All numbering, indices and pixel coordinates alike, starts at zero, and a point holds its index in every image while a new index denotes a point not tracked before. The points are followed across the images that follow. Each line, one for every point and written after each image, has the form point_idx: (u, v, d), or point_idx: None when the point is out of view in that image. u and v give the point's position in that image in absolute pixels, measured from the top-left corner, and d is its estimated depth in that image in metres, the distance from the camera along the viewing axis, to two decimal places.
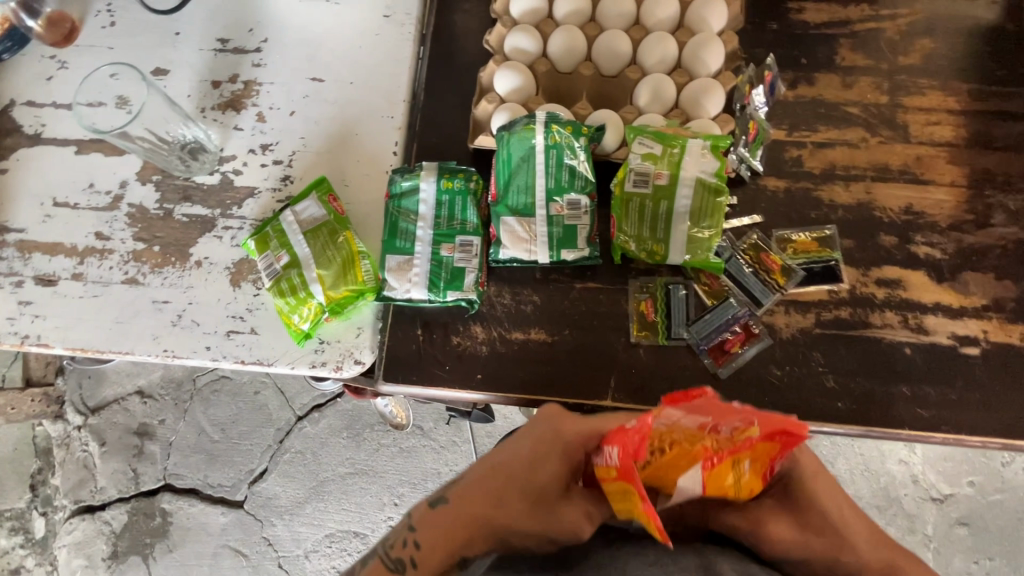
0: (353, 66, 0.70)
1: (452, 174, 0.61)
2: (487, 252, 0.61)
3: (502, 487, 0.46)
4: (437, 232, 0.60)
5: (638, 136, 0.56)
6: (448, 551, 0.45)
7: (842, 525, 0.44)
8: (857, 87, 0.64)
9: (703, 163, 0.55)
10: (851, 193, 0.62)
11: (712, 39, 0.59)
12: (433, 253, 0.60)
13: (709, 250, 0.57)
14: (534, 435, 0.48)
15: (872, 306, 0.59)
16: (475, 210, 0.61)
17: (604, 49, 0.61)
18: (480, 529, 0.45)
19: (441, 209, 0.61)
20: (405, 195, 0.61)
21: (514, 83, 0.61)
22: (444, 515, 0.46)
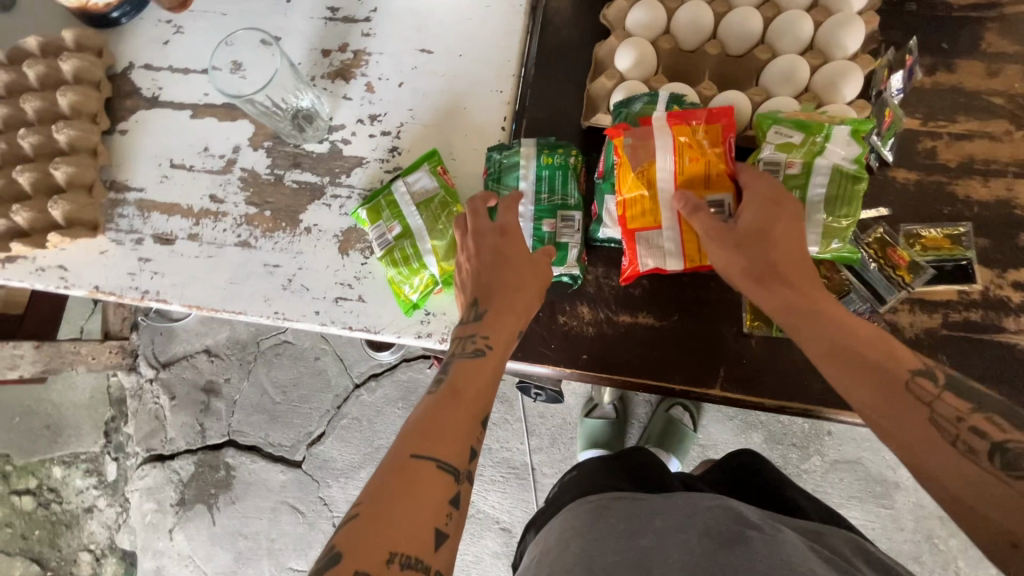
0: (462, 38, 0.70)
1: (552, 149, 0.60)
2: (587, 230, 0.61)
3: (501, 261, 0.54)
4: (538, 207, 0.59)
5: (774, 124, 0.54)
6: (503, 322, 0.52)
7: (796, 285, 0.50)
8: (1002, 75, 0.60)
9: (845, 150, 0.53)
10: (990, 189, 0.58)
11: (853, 19, 0.56)
12: (534, 228, 0.59)
13: (843, 240, 0.54)
14: (504, 230, 0.56)
15: (1007, 311, 0.56)
16: (576, 184, 0.60)
17: (734, 27, 0.58)
18: (520, 300, 0.54)
19: (541, 183, 0.59)
20: (505, 170, 0.60)
21: (637, 60, 0.59)
22: (460, 370, 0.49)
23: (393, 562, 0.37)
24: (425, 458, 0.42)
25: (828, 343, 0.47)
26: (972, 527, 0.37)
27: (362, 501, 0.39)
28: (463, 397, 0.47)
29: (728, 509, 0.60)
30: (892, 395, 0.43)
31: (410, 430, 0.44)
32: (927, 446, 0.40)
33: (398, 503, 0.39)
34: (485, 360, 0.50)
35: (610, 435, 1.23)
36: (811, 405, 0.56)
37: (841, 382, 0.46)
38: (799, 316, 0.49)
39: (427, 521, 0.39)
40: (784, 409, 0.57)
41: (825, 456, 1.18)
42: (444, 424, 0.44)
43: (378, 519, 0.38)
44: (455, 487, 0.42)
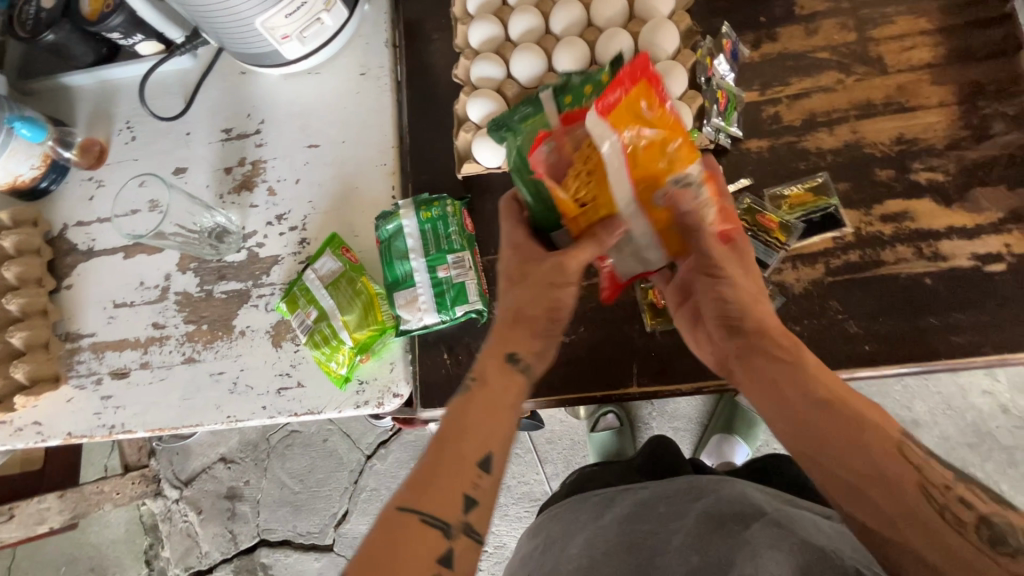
0: (342, 126, 0.76)
1: (429, 204, 0.65)
2: (478, 262, 0.65)
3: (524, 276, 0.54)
4: (429, 257, 0.64)
5: None
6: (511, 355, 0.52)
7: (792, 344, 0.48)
8: (822, 31, 0.64)
9: None
10: (837, 136, 0.61)
11: (664, 22, 0.61)
12: (431, 278, 0.63)
13: None
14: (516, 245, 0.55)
15: (882, 244, 0.58)
16: (456, 226, 0.65)
17: (563, 57, 0.63)
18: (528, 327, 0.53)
19: (426, 236, 0.64)
20: (393, 236, 0.66)
21: (487, 108, 0.64)
22: (453, 416, 0.49)
23: None
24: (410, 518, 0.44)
25: (823, 399, 0.44)
26: None
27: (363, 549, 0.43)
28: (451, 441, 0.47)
29: (740, 495, 0.59)
30: (890, 466, 0.40)
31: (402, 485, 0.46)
32: (910, 521, 0.38)
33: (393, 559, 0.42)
34: (483, 395, 0.50)
35: (622, 444, 1.21)
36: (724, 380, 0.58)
37: (824, 445, 0.42)
38: (769, 379, 0.46)
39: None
40: (702, 389, 0.59)
41: None
42: (433, 480, 0.46)
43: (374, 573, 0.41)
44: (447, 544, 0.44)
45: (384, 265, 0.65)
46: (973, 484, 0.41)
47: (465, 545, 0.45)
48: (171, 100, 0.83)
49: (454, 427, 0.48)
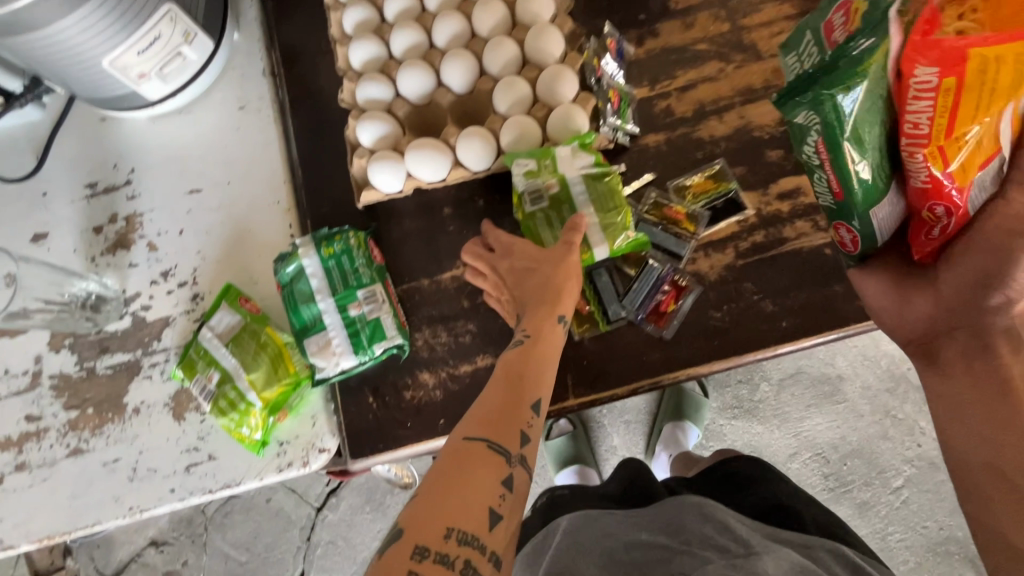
0: (224, 166, 0.70)
1: (330, 239, 0.60)
2: (392, 293, 0.61)
3: (523, 276, 0.55)
4: (337, 296, 0.59)
5: (513, 159, 0.58)
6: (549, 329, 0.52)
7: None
8: (698, 24, 0.66)
9: (578, 161, 0.58)
10: (727, 123, 0.63)
11: (546, 27, 0.61)
12: (343, 318, 0.59)
13: (626, 232, 0.58)
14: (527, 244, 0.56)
15: (782, 222, 0.60)
16: (363, 259, 0.60)
17: (451, 70, 0.61)
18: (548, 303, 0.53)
19: (332, 274, 0.60)
20: (295, 278, 0.60)
21: (378, 131, 0.61)
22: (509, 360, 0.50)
23: (452, 537, 0.37)
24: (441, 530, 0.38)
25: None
26: None
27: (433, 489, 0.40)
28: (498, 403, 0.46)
29: (723, 528, 0.58)
30: None
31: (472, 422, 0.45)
32: None
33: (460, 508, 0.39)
34: (529, 356, 0.50)
35: (577, 448, 1.20)
36: (657, 375, 0.58)
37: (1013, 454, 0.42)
38: (1010, 393, 0.43)
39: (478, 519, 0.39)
40: (639, 389, 0.58)
41: (771, 378, 1.22)
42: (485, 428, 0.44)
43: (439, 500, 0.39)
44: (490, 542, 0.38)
45: (289, 312, 0.60)
46: None
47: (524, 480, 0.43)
48: (19, 158, 0.73)
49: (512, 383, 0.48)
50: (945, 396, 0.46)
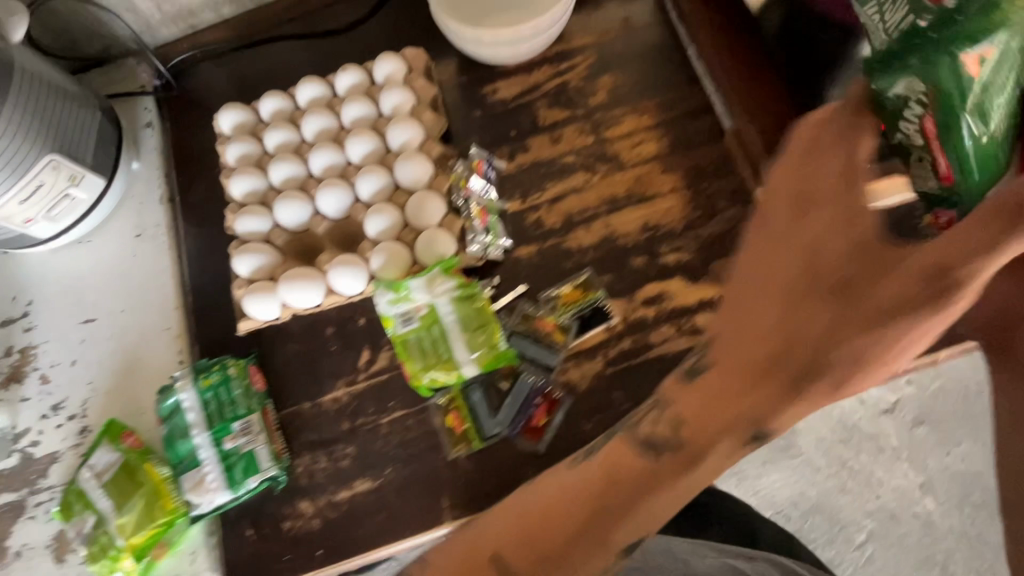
0: (120, 294, 0.71)
1: (208, 370, 0.61)
2: (271, 421, 0.61)
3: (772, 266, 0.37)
4: (212, 430, 0.59)
5: (377, 287, 0.60)
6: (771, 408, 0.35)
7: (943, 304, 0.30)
8: (565, 137, 0.69)
9: (442, 285, 0.60)
10: (593, 232, 0.65)
11: (412, 155, 0.64)
12: (218, 452, 0.59)
13: (492, 349, 0.59)
14: (848, 173, 0.36)
15: (648, 327, 0.61)
16: (240, 390, 0.61)
17: (324, 201, 0.64)
18: (765, 370, 0.36)
19: (209, 407, 0.60)
20: (174, 411, 0.61)
21: (255, 262, 0.63)
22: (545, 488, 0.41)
23: None
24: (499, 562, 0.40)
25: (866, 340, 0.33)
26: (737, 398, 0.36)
27: (483, 519, 0.42)
28: (661, 502, 0.38)
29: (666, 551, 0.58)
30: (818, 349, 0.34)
31: (537, 486, 0.42)
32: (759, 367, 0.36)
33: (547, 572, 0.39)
34: (667, 476, 0.38)
35: None
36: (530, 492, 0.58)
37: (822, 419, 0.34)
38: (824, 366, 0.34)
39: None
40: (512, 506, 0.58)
41: None
42: (643, 525, 0.38)
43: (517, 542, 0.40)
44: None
45: (168, 447, 0.61)
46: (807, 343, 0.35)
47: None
48: None
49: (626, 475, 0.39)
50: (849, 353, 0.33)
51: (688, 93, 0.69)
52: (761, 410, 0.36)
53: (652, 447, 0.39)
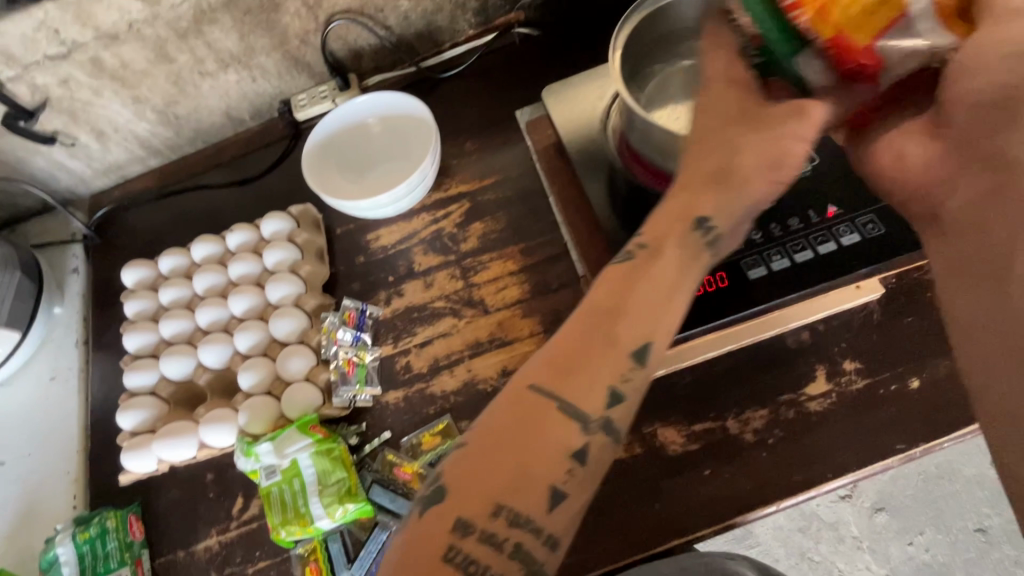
0: (30, 435, 0.77)
1: (86, 524, 0.65)
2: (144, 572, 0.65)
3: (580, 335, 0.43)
4: None
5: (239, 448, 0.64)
6: (755, 148, 0.46)
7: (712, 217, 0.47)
8: (436, 283, 0.74)
9: (300, 441, 0.62)
10: (456, 377, 0.69)
11: (286, 310, 0.70)
12: None
13: (345, 504, 0.61)
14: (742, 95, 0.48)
15: None
16: (115, 543, 0.64)
17: (205, 355, 0.69)
18: (613, 312, 0.43)
19: (83, 561, 0.63)
20: (53, 564, 0.64)
21: (138, 416, 0.67)
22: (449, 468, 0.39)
23: (502, 523, 0.38)
24: (549, 390, 0.40)
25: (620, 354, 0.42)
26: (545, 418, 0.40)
27: (464, 449, 0.40)
28: (649, 287, 0.44)
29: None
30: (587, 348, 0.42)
31: (455, 469, 0.39)
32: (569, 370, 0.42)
33: (519, 477, 0.38)
34: (525, 441, 0.39)
35: None
36: None
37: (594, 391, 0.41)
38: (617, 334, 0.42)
39: (537, 500, 0.38)
40: None
41: None
42: (651, 323, 0.43)
43: (484, 470, 0.38)
44: (583, 438, 0.41)
45: None
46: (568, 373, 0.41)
47: (598, 448, 0.41)
48: None
49: (614, 297, 0.44)
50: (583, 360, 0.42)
51: (550, 238, 0.74)
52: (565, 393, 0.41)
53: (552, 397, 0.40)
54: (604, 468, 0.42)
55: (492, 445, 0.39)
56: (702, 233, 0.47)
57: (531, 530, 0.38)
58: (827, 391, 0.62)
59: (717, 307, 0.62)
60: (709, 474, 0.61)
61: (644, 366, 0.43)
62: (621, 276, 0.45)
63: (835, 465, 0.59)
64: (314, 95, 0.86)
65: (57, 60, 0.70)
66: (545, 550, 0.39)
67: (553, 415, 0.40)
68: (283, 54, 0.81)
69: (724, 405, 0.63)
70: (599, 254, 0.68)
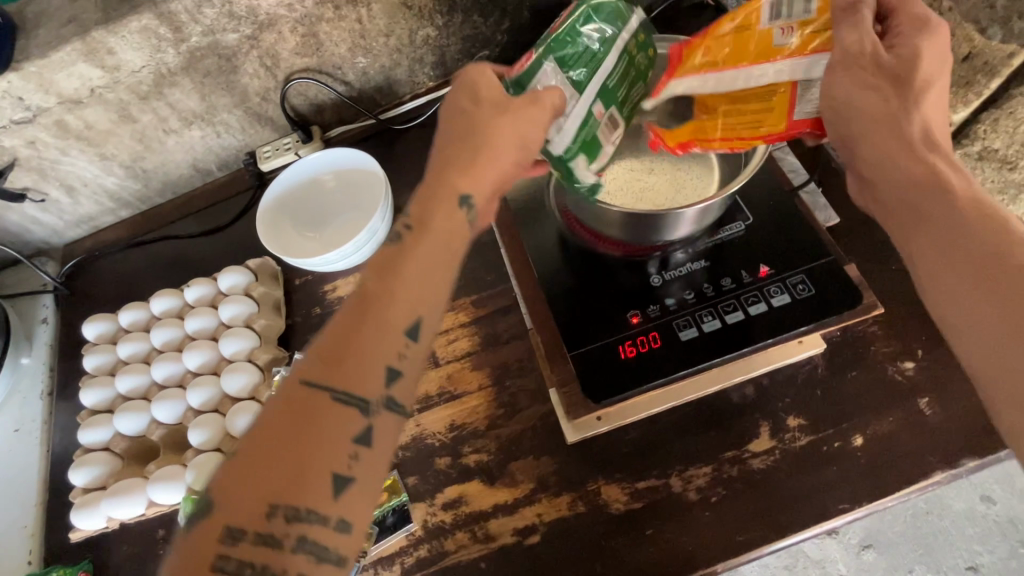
0: None
1: None
2: None
3: (349, 325, 0.46)
4: None
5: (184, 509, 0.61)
6: (508, 130, 0.53)
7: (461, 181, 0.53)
8: None
9: None
10: (405, 431, 0.68)
11: (237, 366, 0.70)
12: None
13: None
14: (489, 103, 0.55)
15: (446, 534, 0.63)
16: None
17: (157, 410, 0.70)
18: (386, 293, 0.47)
19: None
20: None
21: (90, 472, 0.68)
22: (228, 473, 0.41)
23: (280, 516, 0.40)
24: (316, 384, 0.43)
25: (392, 327, 0.46)
26: (318, 402, 0.43)
27: (231, 458, 0.41)
28: (415, 268, 0.49)
29: None
30: (358, 330, 0.45)
31: (234, 472, 0.41)
32: (337, 355, 0.44)
33: (299, 470, 0.41)
34: (302, 433, 0.42)
35: None
36: None
37: (366, 364, 0.45)
38: (383, 309, 0.46)
39: (321, 491, 0.41)
40: None
41: None
42: (416, 301, 0.48)
43: (254, 475, 0.40)
44: (364, 422, 0.44)
45: None
46: (335, 355, 0.44)
47: (382, 425, 0.45)
48: None
49: (378, 285, 0.47)
50: (358, 341, 0.45)
51: (502, 290, 0.75)
52: (337, 381, 0.44)
53: (323, 385, 0.43)
54: (387, 444, 0.45)
55: (257, 451, 0.41)
56: (465, 212, 0.53)
57: (317, 520, 0.40)
58: (770, 448, 0.62)
59: (654, 367, 0.64)
60: (652, 534, 0.60)
61: (416, 342, 0.47)
62: (388, 262, 0.48)
63: (780, 525, 0.58)
64: (278, 147, 0.89)
65: (23, 124, 0.73)
66: (337, 533, 0.41)
67: (324, 409, 0.43)
68: (245, 111, 0.84)
69: (668, 463, 0.63)
70: (544, 311, 0.70)
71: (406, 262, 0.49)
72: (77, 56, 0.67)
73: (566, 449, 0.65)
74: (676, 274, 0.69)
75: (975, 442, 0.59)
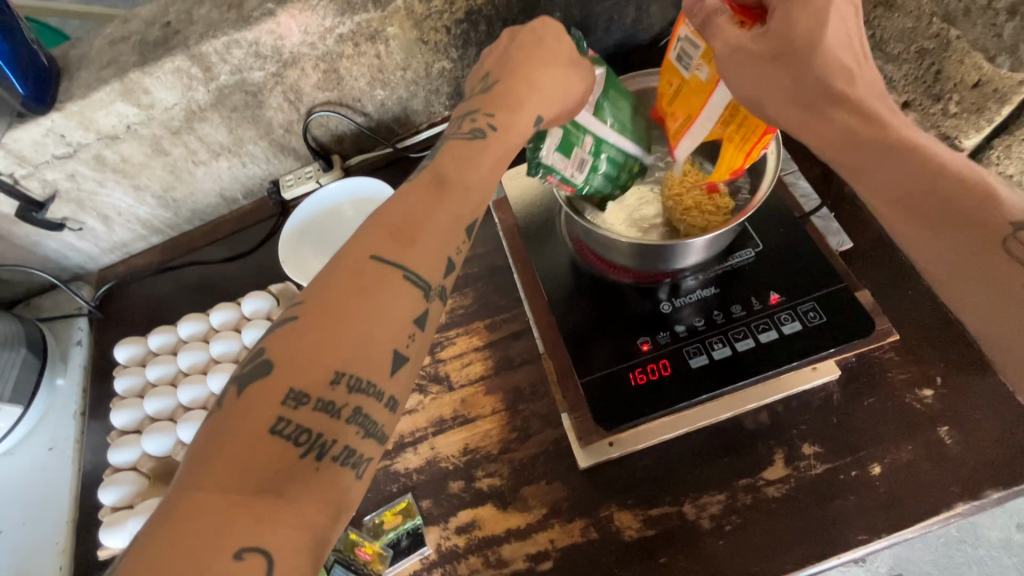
0: (25, 505, 0.81)
1: None
2: None
3: (415, 209, 0.48)
4: None
5: None
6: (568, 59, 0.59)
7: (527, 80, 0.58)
8: None
9: None
10: (420, 454, 0.69)
11: None
12: None
13: None
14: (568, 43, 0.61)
15: (459, 558, 0.63)
16: None
17: (181, 432, 0.72)
18: (447, 186, 0.50)
19: None
20: None
21: (119, 490, 0.71)
22: (288, 332, 0.41)
23: (343, 383, 0.40)
24: (386, 259, 0.44)
25: (456, 219, 0.49)
26: (384, 275, 0.44)
27: (294, 323, 0.41)
28: (478, 167, 0.53)
29: None
30: (425, 215, 0.48)
31: (295, 333, 0.41)
32: (404, 233, 0.46)
33: (365, 337, 0.41)
34: (368, 300, 0.42)
35: None
36: None
37: (430, 249, 0.47)
38: (446, 198, 0.49)
39: (379, 366, 0.42)
40: None
41: None
42: (476, 202, 0.51)
43: (320, 338, 0.40)
44: (425, 304, 0.45)
45: None
46: (403, 236, 0.46)
47: (434, 313, 0.46)
48: None
49: (451, 173, 0.51)
50: (422, 224, 0.47)
51: (515, 315, 0.76)
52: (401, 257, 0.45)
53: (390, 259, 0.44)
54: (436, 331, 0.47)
55: (324, 314, 0.41)
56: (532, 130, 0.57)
57: (374, 394, 0.41)
58: (785, 476, 0.61)
59: (666, 393, 0.64)
60: (665, 563, 0.59)
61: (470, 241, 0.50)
62: (458, 154, 0.53)
63: (797, 556, 0.57)
64: (300, 175, 0.92)
65: (64, 158, 0.77)
66: (386, 411, 0.42)
67: (394, 279, 0.44)
68: (269, 142, 0.88)
69: (680, 490, 0.62)
70: (556, 338, 0.71)
71: (476, 165, 0.53)
72: (116, 96, 0.72)
73: (578, 475, 0.65)
74: (687, 300, 0.69)
75: (999, 472, 0.58)
